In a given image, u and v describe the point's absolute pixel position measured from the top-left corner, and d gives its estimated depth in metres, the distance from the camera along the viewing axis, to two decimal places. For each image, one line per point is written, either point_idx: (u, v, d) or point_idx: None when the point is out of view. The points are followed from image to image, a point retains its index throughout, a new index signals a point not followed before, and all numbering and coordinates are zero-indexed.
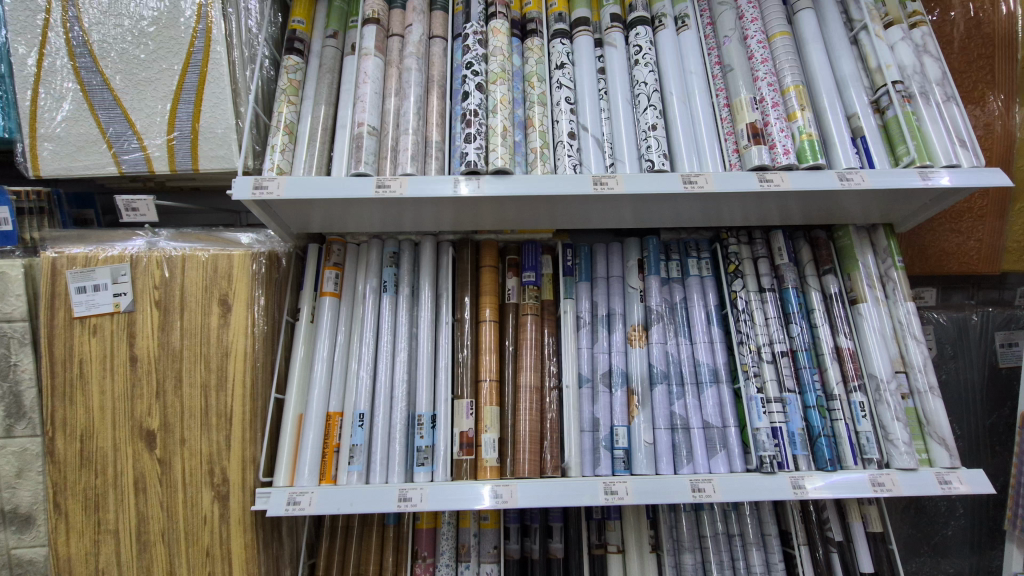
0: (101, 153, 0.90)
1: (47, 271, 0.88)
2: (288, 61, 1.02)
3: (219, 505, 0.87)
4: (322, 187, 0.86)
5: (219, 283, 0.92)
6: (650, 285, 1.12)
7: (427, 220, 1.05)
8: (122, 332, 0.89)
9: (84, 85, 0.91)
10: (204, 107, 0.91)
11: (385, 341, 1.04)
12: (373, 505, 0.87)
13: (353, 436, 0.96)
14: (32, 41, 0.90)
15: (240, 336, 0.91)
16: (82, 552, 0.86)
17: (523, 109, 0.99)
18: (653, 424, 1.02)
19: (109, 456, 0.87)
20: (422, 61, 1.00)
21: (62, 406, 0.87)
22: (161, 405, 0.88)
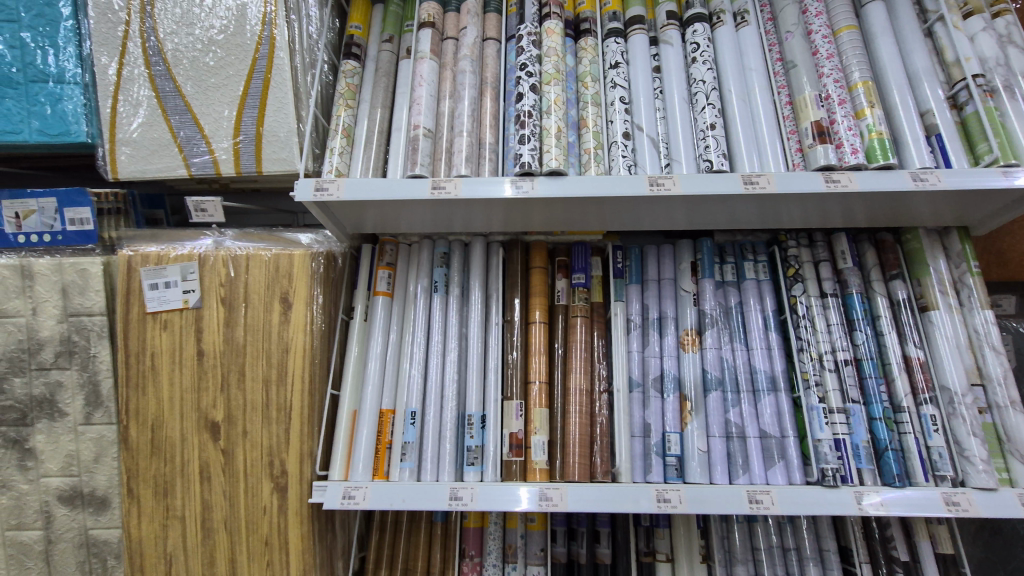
0: (173, 157, 0.95)
1: (124, 268, 0.93)
2: (346, 66, 1.05)
3: (278, 496, 0.90)
4: (379, 189, 0.87)
5: (280, 281, 0.95)
6: (703, 288, 1.09)
7: (478, 221, 1.06)
8: (190, 327, 0.93)
9: (158, 92, 0.95)
10: (267, 112, 0.95)
11: (436, 341, 1.05)
12: (426, 503, 0.88)
13: (405, 433, 0.97)
14: (112, 51, 0.95)
15: (300, 333, 0.94)
16: (152, 535, 0.90)
17: (576, 110, 0.98)
18: (707, 432, 0.99)
19: (177, 445, 0.91)
20: (476, 63, 1.01)
21: (134, 396, 0.92)
22: (226, 398, 0.92)
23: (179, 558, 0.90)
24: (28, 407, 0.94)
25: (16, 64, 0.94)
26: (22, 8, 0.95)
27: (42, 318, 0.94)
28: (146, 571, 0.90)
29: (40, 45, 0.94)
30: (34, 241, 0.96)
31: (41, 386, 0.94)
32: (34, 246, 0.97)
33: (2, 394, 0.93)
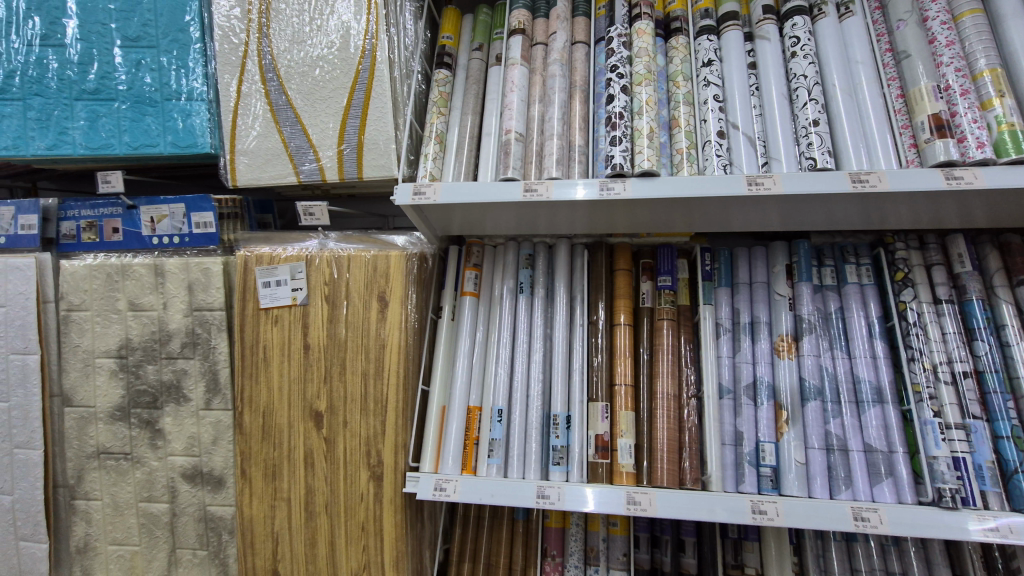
0: (284, 165, 1.03)
1: (241, 268, 1.02)
2: (439, 74, 1.09)
3: (374, 485, 0.95)
4: (474, 192, 0.90)
5: (378, 281, 1.00)
6: (800, 293, 1.04)
7: (564, 223, 1.06)
8: (298, 322, 1.00)
9: (272, 105, 1.03)
10: (368, 121, 1.00)
11: (521, 341, 1.07)
12: (514, 499, 0.89)
13: (491, 430, 0.99)
14: (234, 69, 1.04)
15: (395, 330, 0.98)
16: (262, 514, 0.98)
17: (667, 110, 0.97)
18: (805, 443, 0.94)
19: (285, 431, 0.98)
20: (566, 67, 1.02)
21: (248, 384, 1.00)
22: (328, 389, 0.98)
23: (285, 537, 0.97)
24: (159, 392, 1.04)
25: (153, 84, 1.04)
26: (159, 34, 1.05)
27: (171, 312, 1.04)
28: (256, 547, 0.97)
29: (174, 67, 1.04)
30: (166, 243, 1.07)
31: (170, 373, 1.04)
32: (165, 247, 1.08)
33: (137, 379, 1.04)
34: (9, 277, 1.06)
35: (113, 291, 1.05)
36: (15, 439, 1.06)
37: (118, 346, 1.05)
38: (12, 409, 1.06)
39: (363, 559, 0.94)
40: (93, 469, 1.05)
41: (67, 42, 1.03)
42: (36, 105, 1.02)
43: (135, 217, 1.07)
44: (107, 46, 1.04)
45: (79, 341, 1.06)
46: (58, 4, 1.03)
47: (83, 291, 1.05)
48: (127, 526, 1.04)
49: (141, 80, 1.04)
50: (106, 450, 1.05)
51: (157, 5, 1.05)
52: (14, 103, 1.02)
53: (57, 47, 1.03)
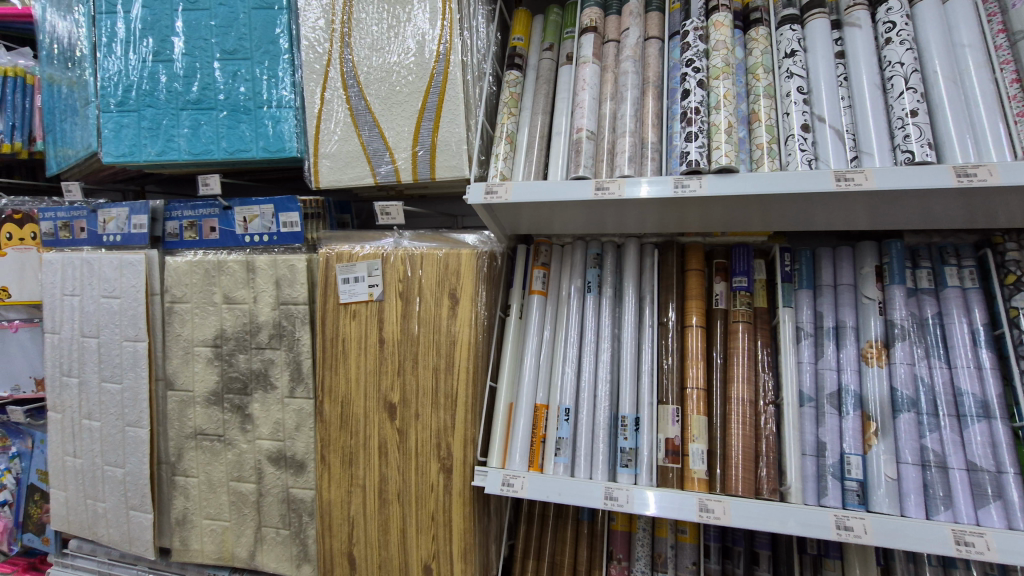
0: (362, 168, 1.08)
1: (323, 265, 1.07)
2: (509, 76, 1.10)
3: (444, 476, 0.98)
4: (546, 190, 0.90)
5: (450, 278, 1.02)
6: (892, 296, 0.96)
7: (633, 221, 1.05)
8: (374, 317, 1.04)
9: (352, 110, 1.08)
10: (442, 123, 1.03)
11: (589, 342, 1.06)
12: (582, 498, 0.89)
13: (559, 429, 0.99)
14: (318, 77, 1.09)
15: (466, 327, 1.00)
16: (339, 498, 1.03)
17: (746, 104, 0.94)
18: (897, 457, 0.87)
19: (361, 420, 1.03)
20: (639, 63, 1.00)
21: (329, 375, 1.06)
22: (402, 382, 1.02)
23: (360, 522, 1.02)
24: (249, 379, 1.12)
25: (248, 93, 1.11)
26: (253, 46, 1.12)
27: (260, 305, 1.11)
28: (334, 529, 1.03)
29: (265, 77, 1.11)
30: (257, 241, 1.14)
31: (259, 362, 1.11)
32: (256, 245, 1.15)
33: (230, 366, 1.13)
34: (124, 271, 1.18)
35: (210, 285, 1.14)
36: (127, 417, 1.18)
37: (213, 336, 1.14)
38: (125, 390, 1.18)
39: (432, 547, 0.97)
40: (191, 448, 1.15)
41: (174, 56, 1.13)
42: (149, 115, 1.13)
43: (230, 217, 1.15)
44: (208, 60, 1.12)
45: (180, 331, 1.15)
46: (167, 22, 1.13)
47: (184, 285, 1.15)
48: (219, 502, 1.13)
49: (236, 91, 1.12)
50: (202, 431, 1.14)
51: (252, 19, 1.12)
52: (131, 114, 1.14)
53: (165, 62, 1.13)
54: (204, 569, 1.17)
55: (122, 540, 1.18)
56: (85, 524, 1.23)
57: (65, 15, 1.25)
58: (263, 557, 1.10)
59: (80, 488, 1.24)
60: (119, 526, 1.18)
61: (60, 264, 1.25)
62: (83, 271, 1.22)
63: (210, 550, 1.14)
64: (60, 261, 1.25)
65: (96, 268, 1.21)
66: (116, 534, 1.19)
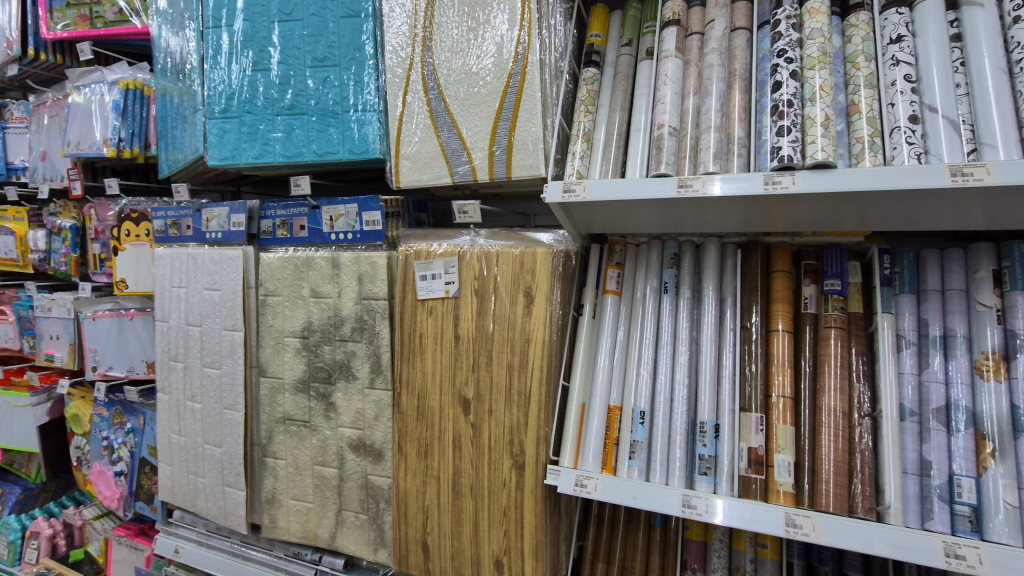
0: (440, 168, 1.11)
1: (402, 262, 1.11)
2: (587, 74, 1.09)
3: (516, 473, 0.99)
4: (625, 189, 0.89)
5: (525, 276, 1.02)
6: (1015, 303, 0.85)
7: (715, 220, 1.00)
8: (450, 314, 1.07)
9: (432, 111, 1.11)
10: (519, 122, 1.04)
11: (666, 344, 1.02)
12: (657, 504, 0.87)
13: (633, 432, 0.97)
14: (400, 81, 1.13)
15: (540, 326, 1.00)
16: (415, 487, 1.07)
17: (844, 95, 0.87)
18: (1019, 483, 0.79)
19: (436, 413, 1.06)
20: (725, 56, 0.96)
21: (406, 368, 1.10)
22: (476, 378, 1.04)
23: (434, 512, 1.05)
24: (332, 370, 1.18)
25: (336, 98, 1.17)
26: (341, 54, 1.17)
27: (344, 299, 1.17)
28: (410, 517, 1.07)
29: (352, 82, 1.16)
30: (342, 239, 1.20)
31: (342, 354, 1.17)
32: (341, 242, 1.20)
33: (316, 357, 1.19)
34: (224, 266, 1.28)
35: (299, 280, 1.21)
36: (224, 401, 1.27)
37: (301, 328, 1.21)
38: (223, 375, 1.28)
39: (504, 542, 0.99)
40: (280, 432, 1.23)
41: (270, 66, 1.21)
42: (248, 121, 1.22)
43: (318, 216, 1.21)
44: (301, 67, 1.19)
45: (272, 322, 1.23)
46: (265, 33, 1.21)
47: (276, 280, 1.23)
48: (304, 485, 1.20)
49: (326, 96, 1.18)
50: (290, 417, 1.22)
51: (340, 27, 1.17)
52: (233, 121, 1.23)
53: (263, 71, 1.21)
54: (289, 546, 1.25)
55: (219, 514, 1.29)
56: (187, 497, 1.35)
57: (177, 32, 1.37)
58: (343, 539, 1.16)
59: (183, 463, 1.35)
60: (216, 501, 1.29)
61: (169, 258, 1.37)
62: (188, 265, 1.34)
63: (296, 528, 1.21)
64: (169, 256, 1.37)
65: (200, 262, 1.31)
66: (213, 508, 1.30)
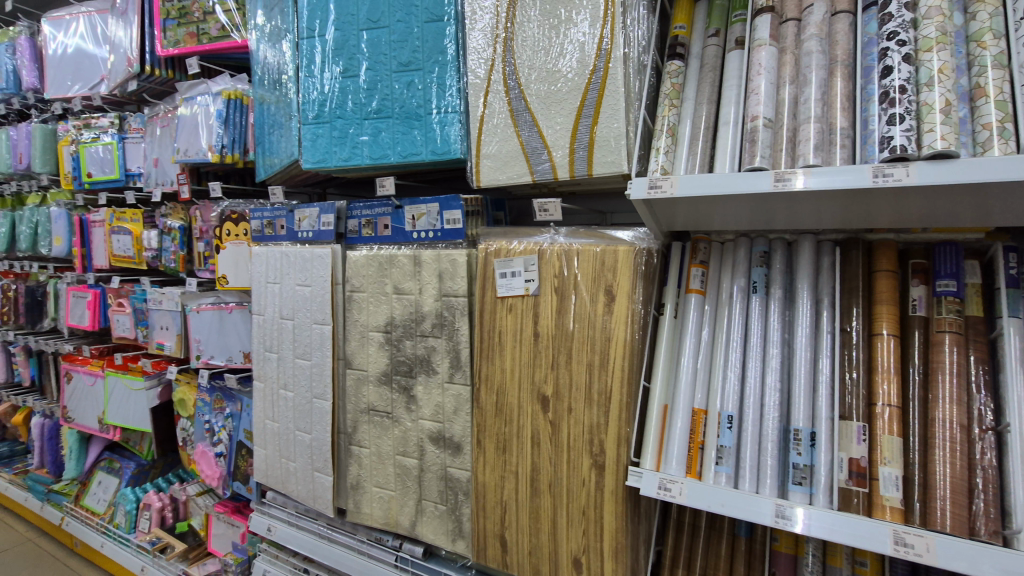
0: (521, 167, 1.12)
1: (482, 259, 1.12)
2: (671, 67, 1.05)
3: (596, 473, 0.98)
4: (716, 183, 0.85)
5: (606, 274, 1.00)
6: None
7: (812, 216, 0.94)
8: (529, 311, 1.07)
9: (513, 110, 1.12)
10: (601, 118, 1.03)
11: (755, 346, 0.98)
12: (748, 513, 0.84)
13: (721, 436, 0.94)
14: (481, 82, 1.15)
15: (622, 325, 0.98)
16: (494, 482, 1.09)
17: (967, 78, 0.79)
18: None
19: (515, 409, 1.07)
20: (825, 42, 0.89)
21: (486, 364, 1.11)
22: (555, 375, 1.04)
23: (512, 507, 1.07)
24: (414, 364, 1.21)
25: (420, 101, 1.21)
26: (425, 57, 1.21)
27: (425, 296, 1.20)
28: (488, 511, 1.10)
29: (435, 85, 1.20)
30: (423, 237, 1.22)
31: (422, 348, 1.20)
32: (422, 241, 1.23)
33: (398, 351, 1.23)
34: (314, 263, 1.35)
35: (383, 277, 1.26)
36: (315, 391, 1.35)
37: (384, 322, 1.25)
38: (314, 366, 1.36)
39: (583, 541, 0.99)
40: (364, 422, 1.29)
41: (359, 72, 1.26)
42: (339, 126, 1.29)
43: (400, 215, 1.26)
44: (387, 73, 1.24)
45: (358, 317, 1.29)
46: (354, 41, 1.27)
47: (362, 276, 1.29)
48: (387, 473, 1.25)
49: (410, 99, 1.22)
50: (374, 408, 1.27)
51: (425, 32, 1.21)
52: (325, 126, 1.30)
53: (352, 78, 1.27)
54: (372, 531, 1.30)
55: (308, 497, 1.37)
56: (280, 479, 1.44)
57: (273, 44, 1.46)
58: (423, 528, 1.20)
59: (276, 448, 1.45)
60: (305, 484, 1.37)
61: (266, 256, 1.47)
62: (282, 262, 1.43)
63: (378, 515, 1.27)
64: (265, 254, 1.47)
65: (293, 259, 1.40)
66: (303, 491, 1.38)
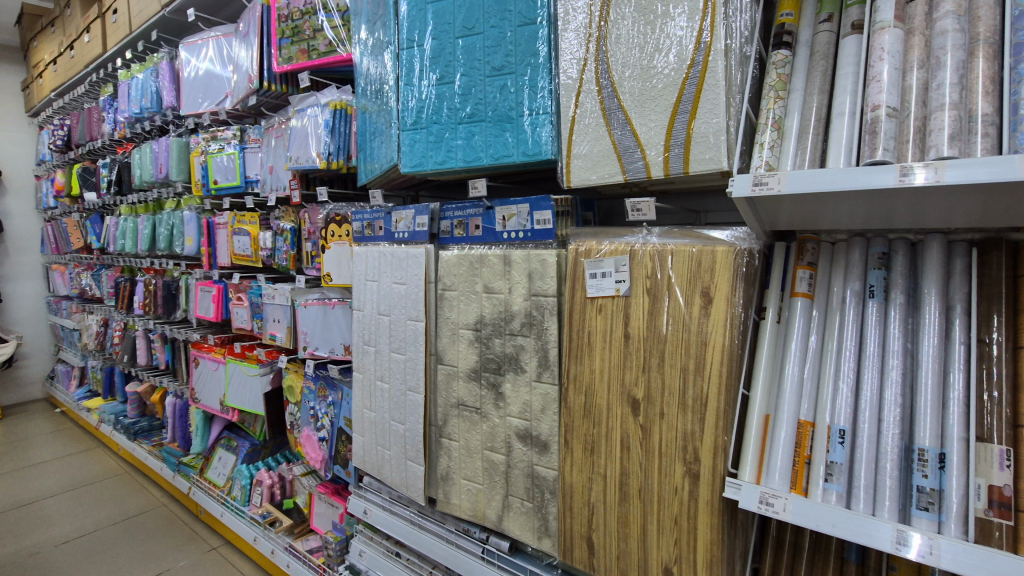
0: (612, 166, 1.11)
1: (572, 260, 1.11)
2: (775, 57, 0.98)
3: (689, 482, 0.95)
4: (831, 179, 0.79)
5: (702, 276, 0.96)
6: None
7: (945, 214, 0.85)
8: (620, 312, 1.05)
9: (605, 109, 1.11)
10: (699, 113, 0.99)
11: (871, 356, 0.90)
12: (864, 536, 0.77)
13: (831, 452, 0.87)
14: (573, 83, 1.15)
15: (719, 329, 0.93)
16: (581, 482, 1.09)
17: None
18: None
19: (604, 411, 1.06)
20: (964, 19, 0.80)
21: (574, 366, 1.11)
22: (647, 379, 1.01)
23: (600, 509, 1.06)
24: (502, 362, 1.24)
25: (512, 103, 1.23)
26: (518, 61, 1.23)
27: (515, 295, 1.21)
28: (575, 511, 1.10)
29: (527, 87, 1.21)
30: (514, 237, 1.24)
31: (512, 347, 1.22)
32: (513, 241, 1.25)
33: (488, 348, 1.26)
34: (410, 263, 1.42)
35: (474, 276, 1.29)
36: (408, 383, 1.42)
37: (475, 320, 1.29)
38: (408, 360, 1.42)
39: (674, 551, 0.96)
40: (454, 416, 1.33)
41: (454, 79, 1.31)
42: (435, 131, 1.35)
43: (492, 216, 1.28)
44: (481, 78, 1.27)
45: (449, 315, 1.34)
46: (450, 49, 1.31)
47: (453, 275, 1.33)
48: (475, 466, 1.29)
49: (503, 102, 1.25)
50: (463, 403, 1.31)
51: (518, 36, 1.22)
52: (422, 132, 1.37)
53: (448, 84, 1.32)
54: (460, 522, 1.35)
55: (401, 484, 1.44)
56: (376, 465, 1.53)
57: (376, 56, 1.55)
58: (510, 523, 1.23)
59: (373, 436, 1.54)
60: (399, 472, 1.44)
61: (366, 255, 1.57)
62: (380, 261, 1.51)
63: (466, 506, 1.31)
64: (365, 254, 1.57)
65: (390, 258, 1.48)
66: (397, 478, 1.45)
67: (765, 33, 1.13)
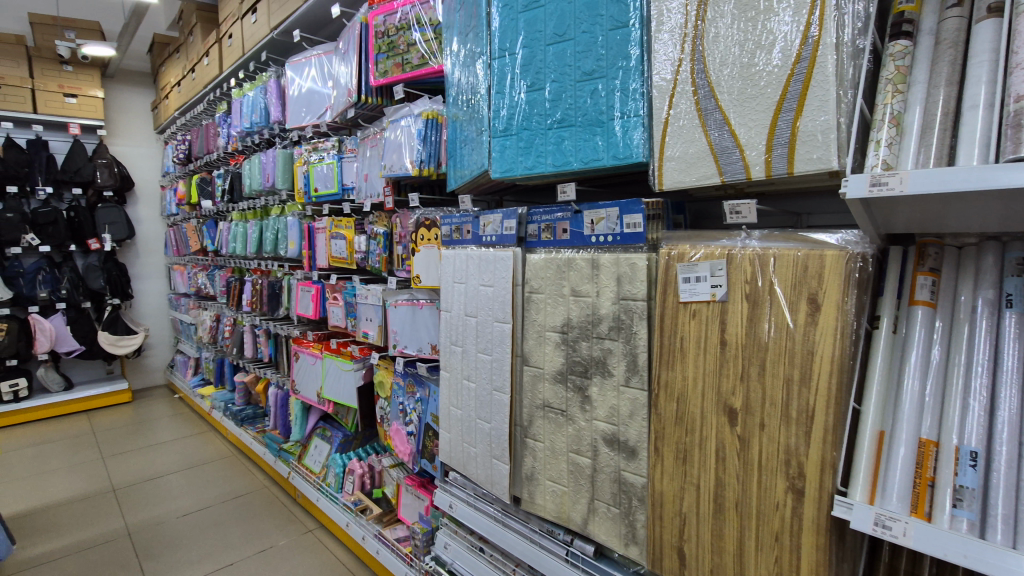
0: (708, 167, 1.08)
1: (664, 264, 1.09)
2: (893, 48, 0.91)
3: (793, 498, 0.90)
4: (962, 178, 0.72)
5: (809, 282, 0.91)
6: None
7: None
8: (715, 318, 1.02)
9: (701, 110, 1.08)
10: (806, 111, 0.94)
11: (1009, 372, 0.81)
12: (1002, 570, 0.70)
13: (960, 475, 0.80)
14: (667, 85, 1.13)
15: (827, 339, 0.88)
16: (672, 491, 1.07)
17: None
18: None
19: (698, 419, 1.04)
20: None
21: (666, 372, 1.09)
22: (745, 388, 0.97)
23: (692, 520, 1.04)
24: (589, 365, 1.24)
25: (602, 108, 1.23)
26: (609, 64, 1.22)
27: (603, 298, 1.21)
28: (666, 521, 1.08)
29: (618, 91, 1.21)
30: (603, 240, 1.24)
31: (599, 350, 1.22)
32: (601, 244, 1.25)
33: (574, 351, 1.27)
34: (497, 266, 1.45)
35: (561, 279, 1.30)
36: (495, 383, 1.46)
37: (561, 323, 1.30)
38: (494, 360, 1.46)
39: (774, 570, 0.92)
40: (539, 417, 1.35)
41: (544, 85, 1.34)
42: (525, 137, 1.38)
43: (580, 220, 1.29)
44: (571, 83, 1.29)
45: (536, 317, 1.36)
46: (541, 56, 1.34)
47: (540, 278, 1.35)
48: (560, 468, 1.30)
49: (593, 106, 1.25)
50: (549, 404, 1.33)
51: (610, 39, 1.22)
52: (513, 138, 1.41)
53: (538, 91, 1.35)
54: (544, 522, 1.37)
55: (486, 481, 1.48)
56: (461, 461, 1.58)
57: (467, 66, 1.61)
58: (595, 528, 1.22)
59: (459, 433, 1.59)
60: (484, 470, 1.48)
61: (453, 258, 1.63)
62: (468, 264, 1.56)
63: (551, 507, 1.32)
64: (453, 257, 1.63)
65: (478, 261, 1.52)
66: (482, 475, 1.49)
67: (881, 23, 1.06)
